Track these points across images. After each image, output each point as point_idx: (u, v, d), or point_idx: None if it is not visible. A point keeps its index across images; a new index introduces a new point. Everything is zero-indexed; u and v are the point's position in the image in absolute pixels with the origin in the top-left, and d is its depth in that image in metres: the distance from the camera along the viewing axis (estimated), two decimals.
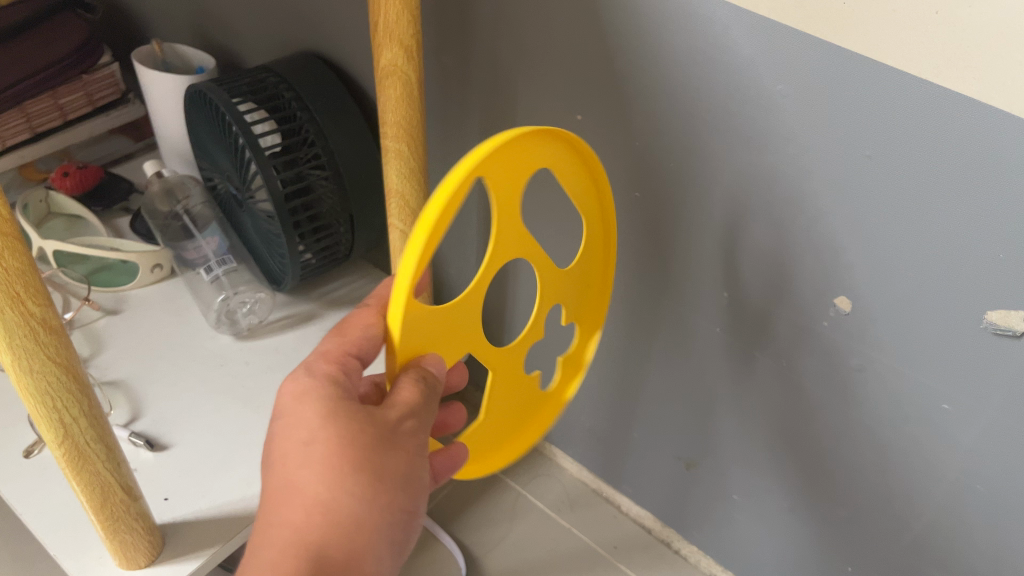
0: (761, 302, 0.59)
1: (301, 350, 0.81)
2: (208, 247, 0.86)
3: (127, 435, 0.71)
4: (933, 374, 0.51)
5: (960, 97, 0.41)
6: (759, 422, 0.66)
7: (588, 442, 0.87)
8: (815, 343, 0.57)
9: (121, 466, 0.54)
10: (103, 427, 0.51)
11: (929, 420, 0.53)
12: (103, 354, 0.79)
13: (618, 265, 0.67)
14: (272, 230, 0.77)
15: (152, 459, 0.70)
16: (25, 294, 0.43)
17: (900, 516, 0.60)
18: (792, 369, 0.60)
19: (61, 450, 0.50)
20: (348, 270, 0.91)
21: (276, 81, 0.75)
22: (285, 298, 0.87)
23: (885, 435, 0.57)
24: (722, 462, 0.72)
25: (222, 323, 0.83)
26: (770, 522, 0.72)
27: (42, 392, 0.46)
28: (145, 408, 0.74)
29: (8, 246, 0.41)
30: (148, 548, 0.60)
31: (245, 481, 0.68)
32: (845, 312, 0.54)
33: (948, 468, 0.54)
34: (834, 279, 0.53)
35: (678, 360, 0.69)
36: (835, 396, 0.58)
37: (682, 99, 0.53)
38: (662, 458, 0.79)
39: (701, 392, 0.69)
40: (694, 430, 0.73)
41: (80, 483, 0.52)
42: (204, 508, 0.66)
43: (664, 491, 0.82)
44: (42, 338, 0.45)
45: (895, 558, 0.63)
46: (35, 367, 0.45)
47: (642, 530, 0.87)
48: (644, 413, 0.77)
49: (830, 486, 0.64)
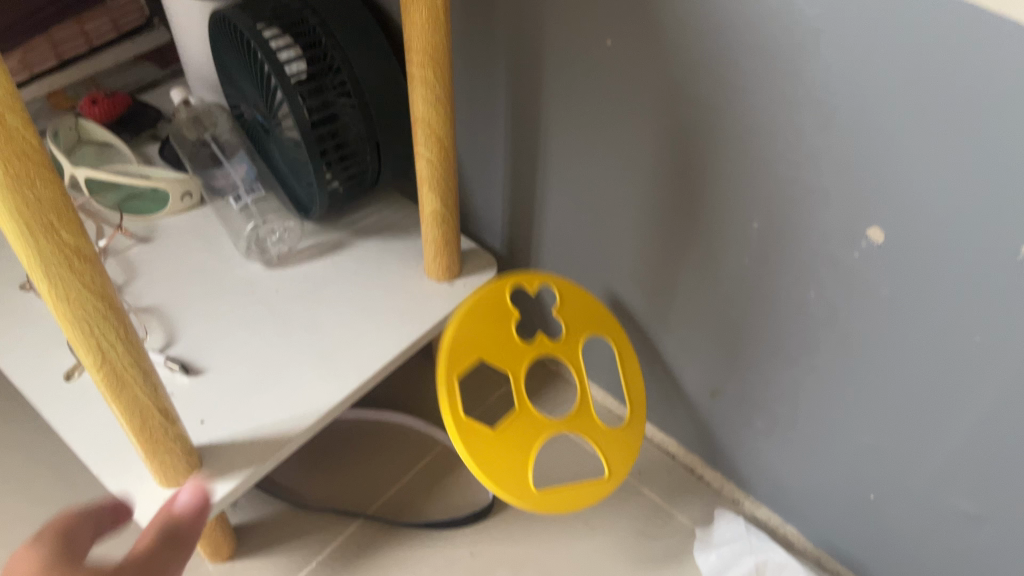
0: (788, 228, 0.58)
1: (329, 278, 0.82)
2: (237, 174, 0.88)
3: (162, 360, 0.72)
4: (964, 307, 0.51)
5: (1008, 23, 0.39)
6: (785, 353, 0.66)
7: (615, 370, 0.87)
8: (843, 272, 0.56)
9: (158, 390, 0.56)
10: (140, 352, 0.53)
11: (957, 352, 0.53)
12: (138, 280, 0.81)
13: (645, 193, 0.67)
14: (300, 158, 0.77)
15: (187, 383, 0.72)
16: (59, 224, 0.44)
17: (925, 447, 0.60)
18: (822, 300, 0.59)
19: (100, 374, 0.52)
20: (374, 200, 0.91)
21: (299, 6, 0.73)
22: (314, 227, 0.87)
23: (914, 366, 0.56)
24: (744, 390, 0.73)
25: (252, 251, 0.84)
26: (793, 450, 0.72)
27: (81, 319, 0.48)
28: (179, 333, 0.76)
29: (40, 176, 0.42)
30: (187, 468, 0.63)
31: (278, 407, 0.70)
32: (877, 243, 0.53)
33: (976, 400, 0.54)
34: (865, 209, 0.52)
35: (705, 288, 0.69)
36: (862, 326, 0.58)
37: (713, 21, 0.52)
38: (687, 386, 0.79)
39: (726, 321, 0.69)
40: (719, 360, 0.73)
41: (119, 404, 0.54)
42: (238, 431, 0.68)
43: (688, 420, 0.83)
44: (76, 266, 0.45)
45: (918, 488, 0.63)
46: (72, 295, 0.46)
47: (666, 457, 0.88)
48: (670, 342, 0.77)
49: (856, 413, 0.64)
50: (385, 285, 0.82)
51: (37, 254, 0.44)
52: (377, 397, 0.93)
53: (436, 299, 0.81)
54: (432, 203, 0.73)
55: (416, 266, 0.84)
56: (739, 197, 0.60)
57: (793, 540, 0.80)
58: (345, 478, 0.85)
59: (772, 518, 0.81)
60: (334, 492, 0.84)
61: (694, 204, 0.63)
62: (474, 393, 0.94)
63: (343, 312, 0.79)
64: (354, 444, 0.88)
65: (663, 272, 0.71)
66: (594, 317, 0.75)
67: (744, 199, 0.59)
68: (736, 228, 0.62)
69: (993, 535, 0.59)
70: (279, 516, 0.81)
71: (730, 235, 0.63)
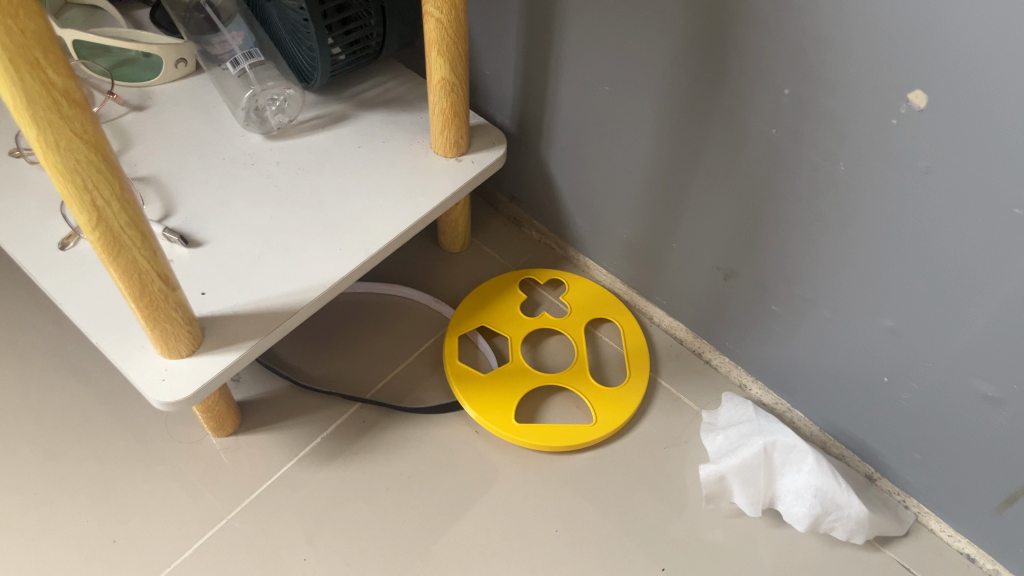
0: (822, 95, 0.55)
1: (332, 151, 0.79)
2: (234, 41, 0.82)
3: (161, 230, 0.70)
4: (1007, 176, 0.48)
5: None
6: (808, 232, 0.63)
7: (625, 253, 0.86)
8: (878, 143, 0.54)
9: (157, 254, 0.53)
10: (137, 212, 0.50)
11: (994, 226, 0.51)
12: (133, 149, 0.77)
13: (670, 59, 0.63)
14: (299, 22, 0.72)
15: (187, 255, 0.69)
16: (45, 61, 0.40)
17: (948, 328, 0.59)
18: (852, 174, 0.57)
19: (96, 234, 0.49)
20: (379, 72, 0.87)
21: None
22: (316, 98, 0.84)
23: (945, 242, 0.54)
24: (761, 272, 0.71)
25: (251, 121, 0.80)
26: (807, 333, 0.71)
27: (73, 171, 0.45)
28: (177, 204, 0.73)
29: (22, 4, 0.38)
30: (189, 338, 0.61)
31: (282, 280, 0.68)
32: (918, 108, 0.50)
33: (1009, 276, 0.52)
34: (909, 71, 0.49)
35: (727, 164, 0.66)
36: (893, 201, 0.55)
37: None
38: (700, 269, 0.77)
39: (747, 198, 0.66)
40: (736, 240, 0.71)
41: (116, 267, 0.52)
42: (241, 303, 0.66)
43: (698, 304, 0.81)
44: (65, 112, 0.42)
45: (935, 371, 0.62)
46: (62, 144, 0.43)
47: (673, 341, 0.87)
48: (686, 222, 0.74)
49: (878, 294, 0.62)
50: (391, 159, 0.79)
51: (23, 95, 0.40)
52: (381, 277, 0.91)
53: (444, 174, 0.78)
54: (439, 70, 0.70)
55: (423, 141, 0.81)
56: (771, 61, 0.56)
57: (799, 424, 0.80)
58: (349, 358, 0.84)
59: (779, 402, 0.80)
60: (339, 370, 0.83)
61: (722, 71, 0.60)
62: (481, 276, 0.92)
63: (348, 186, 0.76)
64: (357, 324, 0.87)
65: (683, 147, 0.68)
66: (603, 305, 0.88)
67: (776, 63, 0.56)
68: (765, 97, 0.58)
69: (1011, 416, 0.59)
70: (283, 392, 0.80)
71: (759, 104, 0.59)
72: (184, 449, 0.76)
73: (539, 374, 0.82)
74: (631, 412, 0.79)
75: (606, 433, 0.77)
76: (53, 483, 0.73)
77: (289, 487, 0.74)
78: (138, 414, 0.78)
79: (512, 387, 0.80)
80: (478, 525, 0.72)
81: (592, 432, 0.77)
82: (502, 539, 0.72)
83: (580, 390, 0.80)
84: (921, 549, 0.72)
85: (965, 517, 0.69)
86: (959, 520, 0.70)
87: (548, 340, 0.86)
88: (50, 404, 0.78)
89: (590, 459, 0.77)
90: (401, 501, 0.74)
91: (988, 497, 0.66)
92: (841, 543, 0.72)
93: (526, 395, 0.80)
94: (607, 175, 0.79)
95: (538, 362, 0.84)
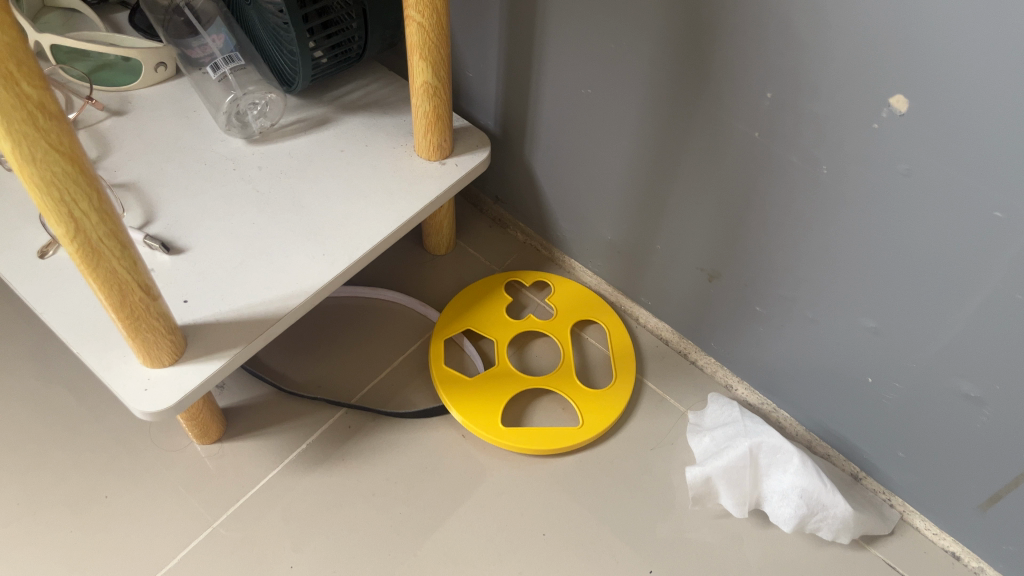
0: (802, 99, 0.55)
1: (314, 155, 0.78)
2: (214, 45, 0.81)
3: (141, 238, 0.69)
4: (986, 179, 0.49)
5: None
6: (791, 235, 0.64)
7: (610, 255, 0.85)
8: (859, 146, 0.54)
9: (137, 264, 0.53)
10: (116, 224, 0.49)
11: (975, 229, 0.51)
12: (112, 155, 0.77)
13: (651, 63, 0.63)
14: (280, 25, 0.72)
15: (169, 262, 0.69)
16: (20, 75, 0.39)
17: (930, 328, 0.59)
18: (833, 177, 0.57)
19: (74, 246, 0.48)
20: (360, 74, 0.87)
21: None
22: (297, 101, 0.83)
23: (925, 244, 0.55)
24: (744, 273, 0.71)
25: (232, 125, 0.79)
26: (791, 333, 0.71)
27: (49, 184, 0.44)
28: (158, 211, 0.72)
29: None
30: (171, 347, 0.61)
31: (265, 286, 0.68)
32: (900, 113, 0.50)
33: (988, 278, 0.53)
34: (888, 76, 0.49)
35: (708, 167, 0.66)
36: (874, 203, 0.56)
37: None
38: (685, 270, 0.77)
39: (730, 201, 0.66)
40: (720, 242, 0.71)
41: (96, 279, 0.51)
42: (224, 310, 0.66)
43: (684, 305, 0.81)
44: (41, 124, 0.42)
45: (919, 371, 0.62)
46: (39, 157, 0.43)
47: (659, 342, 0.87)
48: (669, 224, 0.74)
49: (861, 296, 0.62)
50: (373, 163, 0.78)
51: None
52: (366, 281, 0.91)
53: (427, 178, 0.78)
54: (422, 74, 0.69)
55: (406, 144, 0.80)
56: (753, 65, 0.56)
57: (784, 424, 0.80)
58: (334, 363, 0.83)
59: (764, 402, 0.81)
60: (323, 375, 0.82)
61: (704, 75, 0.60)
62: (465, 278, 0.92)
63: (333, 191, 0.75)
64: (341, 328, 0.86)
65: (666, 150, 0.68)
66: (588, 306, 0.88)
67: (757, 66, 0.56)
68: (747, 100, 0.58)
69: (993, 416, 0.59)
70: (267, 399, 0.80)
71: (741, 107, 0.59)
72: (168, 458, 0.75)
73: (525, 377, 0.81)
74: (615, 417, 0.78)
75: (592, 435, 0.77)
76: (35, 494, 0.72)
77: (274, 493, 0.74)
78: (121, 423, 0.78)
79: (499, 391, 0.80)
80: (465, 530, 0.72)
81: (578, 435, 0.77)
82: (489, 543, 0.71)
83: (566, 393, 0.80)
84: (906, 547, 0.73)
85: (949, 514, 0.70)
86: (944, 517, 0.71)
87: (534, 343, 0.86)
88: (31, 415, 0.77)
89: (577, 462, 0.77)
90: (388, 506, 0.73)
91: (971, 495, 0.66)
92: (827, 542, 0.72)
93: (512, 398, 0.80)
94: (592, 177, 0.79)
95: (524, 365, 0.84)
